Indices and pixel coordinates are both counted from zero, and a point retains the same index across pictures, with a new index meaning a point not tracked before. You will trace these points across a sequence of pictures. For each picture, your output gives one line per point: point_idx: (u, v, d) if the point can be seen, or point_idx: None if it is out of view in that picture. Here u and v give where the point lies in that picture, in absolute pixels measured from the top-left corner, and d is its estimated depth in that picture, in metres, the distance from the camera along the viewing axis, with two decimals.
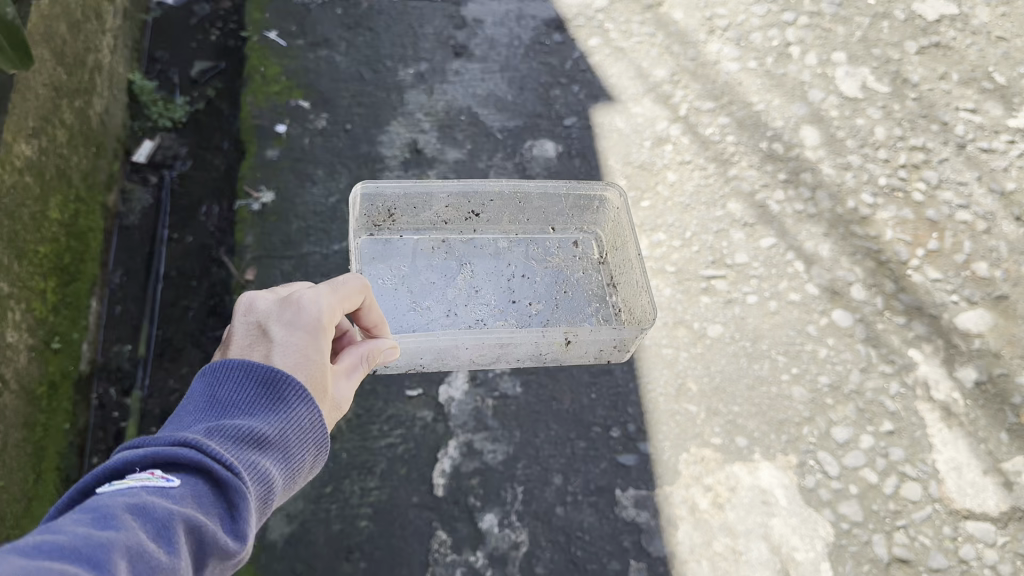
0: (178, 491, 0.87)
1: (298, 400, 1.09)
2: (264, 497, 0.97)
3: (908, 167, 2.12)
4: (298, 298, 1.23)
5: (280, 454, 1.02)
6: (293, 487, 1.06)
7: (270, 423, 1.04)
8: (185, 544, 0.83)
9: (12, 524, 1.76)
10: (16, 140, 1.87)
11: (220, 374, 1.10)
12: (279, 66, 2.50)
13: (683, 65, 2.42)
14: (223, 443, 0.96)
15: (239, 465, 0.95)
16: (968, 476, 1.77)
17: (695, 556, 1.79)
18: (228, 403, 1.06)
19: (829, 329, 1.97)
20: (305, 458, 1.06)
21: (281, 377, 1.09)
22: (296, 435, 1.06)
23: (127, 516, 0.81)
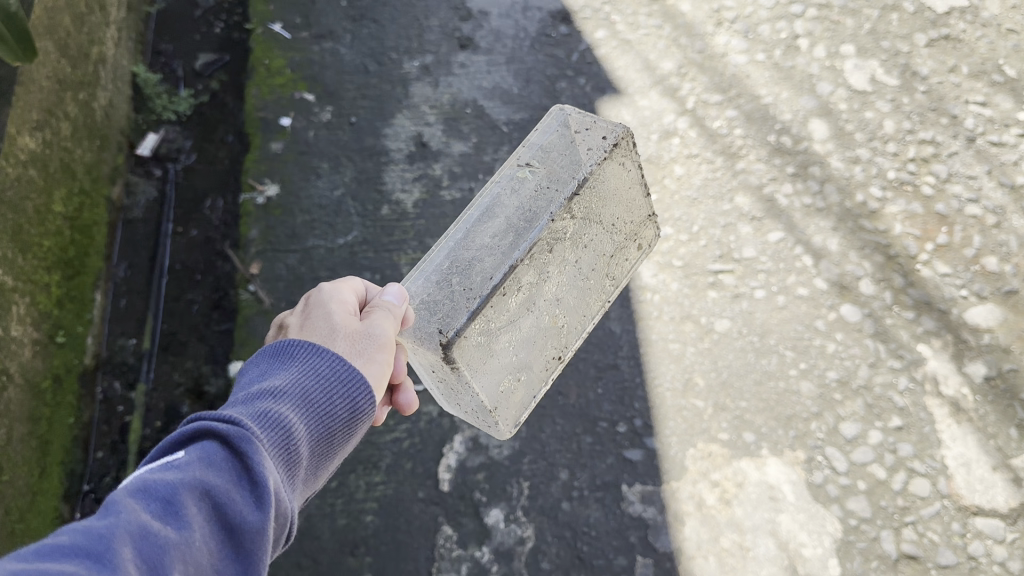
0: (184, 460, 0.91)
1: (310, 353, 1.16)
2: (288, 437, 1.02)
3: (917, 160, 2.06)
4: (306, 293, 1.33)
5: (300, 398, 1.07)
6: (332, 428, 1.10)
7: (286, 378, 1.10)
8: (200, 510, 0.87)
9: (16, 518, 1.76)
10: (20, 133, 1.86)
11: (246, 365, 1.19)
12: (285, 58, 2.49)
13: (691, 58, 2.38)
14: (239, 405, 1.03)
15: (249, 415, 0.99)
16: (977, 472, 1.74)
17: (702, 552, 1.79)
18: (250, 376, 1.13)
19: (837, 323, 1.96)
20: (332, 396, 1.11)
21: (290, 343, 1.18)
22: (315, 380, 1.11)
23: (132, 497, 0.84)
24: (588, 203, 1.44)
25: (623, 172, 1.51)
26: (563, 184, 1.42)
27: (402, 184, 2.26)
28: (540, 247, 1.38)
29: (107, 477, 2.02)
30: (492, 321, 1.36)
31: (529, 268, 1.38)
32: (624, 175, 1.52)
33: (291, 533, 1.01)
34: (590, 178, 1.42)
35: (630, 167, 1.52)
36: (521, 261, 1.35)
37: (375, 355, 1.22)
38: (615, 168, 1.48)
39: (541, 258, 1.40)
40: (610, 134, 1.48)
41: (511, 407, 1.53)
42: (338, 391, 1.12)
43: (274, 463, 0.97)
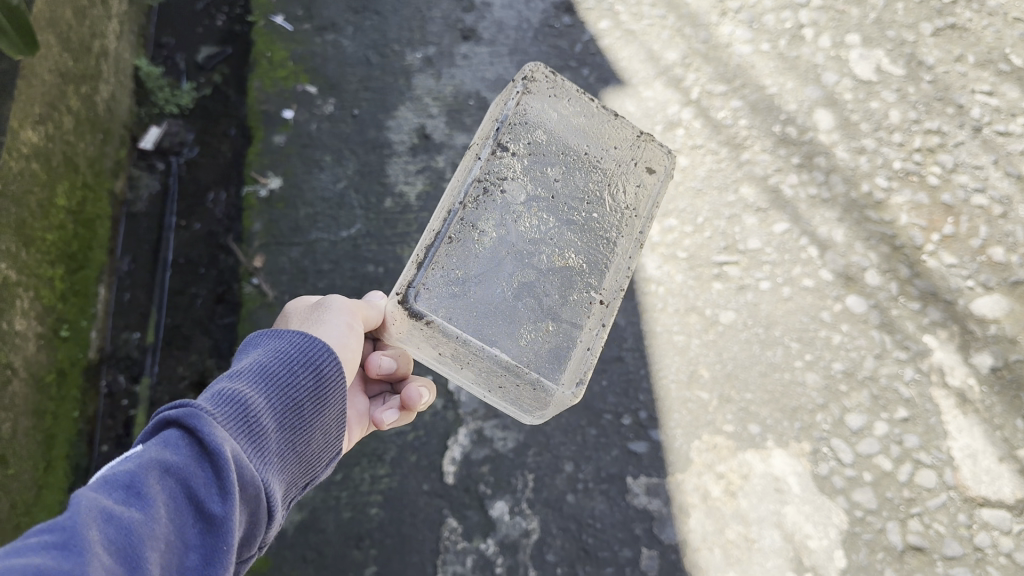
0: (142, 449, 0.97)
1: (266, 338, 1.26)
2: (248, 409, 1.10)
3: (923, 150, 2.04)
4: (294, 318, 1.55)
5: (259, 377, 1.16)
6: (296, 401, 1.18)
7: (245, 361, 1.19)
8: (161, 489, 0.93)
9: (22, 512, 1.77)
10: (22, 127, 1.86)
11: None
12: (287, 50, 2.48)
13: (695, 48, 2.37)
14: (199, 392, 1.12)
15: (206, 398, 1.08)
16: (984, 463, 1.73)
17: (707, 544, 1.81)
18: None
19: (843, 315, 1.95)
20: (293, 371, 1.19)
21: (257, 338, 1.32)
22: (273, 358, 1.19)
23: (93, 488, 0.90)
24: (525, 138, 1.54)
25: (560, 104, 1.58)
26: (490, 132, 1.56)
27: (405, 176, 2.25)
28: (480, 189, 1.51)
29: None
30: (460, 267, 1.47)
31: (475, 211, 1.50)
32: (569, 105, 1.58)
33: (269, 499, 1.08)
34: (511, 117, 1.54)
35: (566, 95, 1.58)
36: (460, 204, 1.49)
37: (335, 315, 1.36)
38: (545, 102, 1.57)
39: (490, 199, 1.51)
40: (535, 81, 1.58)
41: (546, 354, 1.49)
42: (298, 365, 1.20)
43: (235, 435, 1.06)
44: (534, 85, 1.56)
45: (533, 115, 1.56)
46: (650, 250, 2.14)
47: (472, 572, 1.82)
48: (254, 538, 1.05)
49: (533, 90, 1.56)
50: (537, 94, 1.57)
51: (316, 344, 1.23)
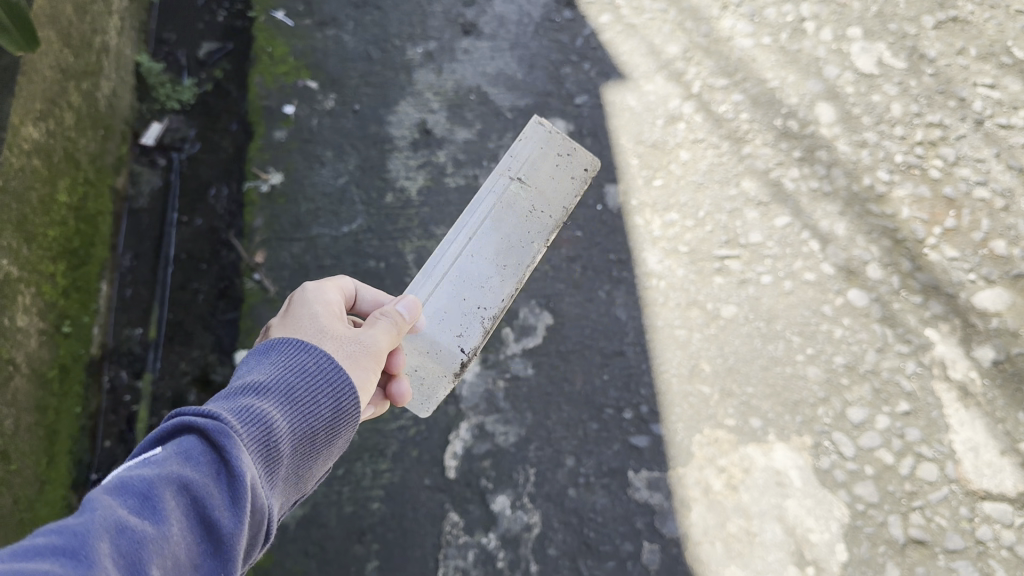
0: (162, 458, 0.95)
1: (293, 351, 1.21)
2: (270, 432, 1.06)
3: (925, 143, 2.04)
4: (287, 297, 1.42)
5: (283, 397, 1.12)
6: (314, 426, 1.14)
7: (269, 374, 1.15)
8: (176, 503, 0.91)
9: (24, 507, 1.77)
10: (23, 123, 1.86)
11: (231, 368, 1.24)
12: (288, 45, 2.49)
13: (696, 42, 2.36)
14: (220, 400, 1.08)
15: (230, 410, 1.04)
16: (985, 457, 1.73)
17: (708, 538, 1.81)
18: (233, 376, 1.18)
19: (845, 308, 1.95)
20: (316, 396, 1.16)
21: (277, 340, 1.24)
22: (298, 378, 1.16)
23: (108, 494, 0.89)
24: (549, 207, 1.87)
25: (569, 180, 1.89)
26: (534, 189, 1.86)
27: (407, 171, 2.25)
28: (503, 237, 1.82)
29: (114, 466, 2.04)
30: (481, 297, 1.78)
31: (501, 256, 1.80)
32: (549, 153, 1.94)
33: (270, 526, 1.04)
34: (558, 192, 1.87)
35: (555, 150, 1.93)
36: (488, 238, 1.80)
37: (361, 356, 1.30)
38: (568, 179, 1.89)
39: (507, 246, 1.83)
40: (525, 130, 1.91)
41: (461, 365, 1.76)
42: (320, 391, 1.17)
43: (254, 456, 1.02)
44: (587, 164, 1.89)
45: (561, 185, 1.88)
46: (650, 244, 2.15)
47: (474, 566, 1.82)
48: (250, 561, 1.02)
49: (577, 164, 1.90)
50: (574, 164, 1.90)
51: (343, 376, 1.20)
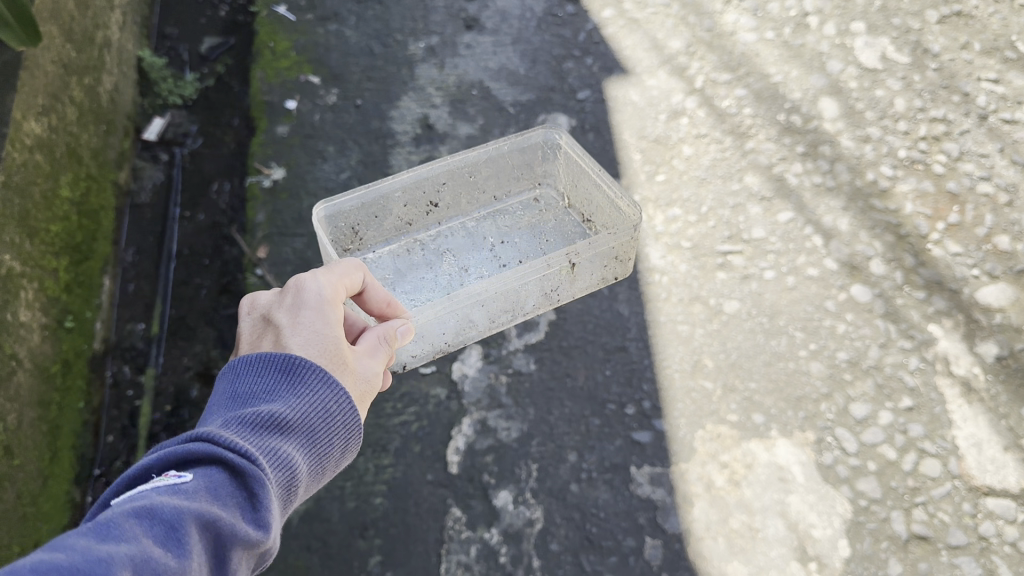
0: (192, 488, 0.93)
1: (318, 382, 1.18)
2: (291, 475, 1.06)
3: (928, 138, 2.04)
4: (296, 283, 1.31)
5: (304, 436, 1.12)
6: (323, 466, 1.15)
7: (292, 406, 1.14)
8: (198, 538, 0.89)
9: (28, 502, 1.75)
10: (26, 118, 1.86)
11: (240, 371, 1.19)
12: (290, 41, 2.52)
13: (699, 36, 2.39)
14: (245, 432, 1.06)
15: (258, 452, 1.03)
16: (988, 452, 1.73)
17: (711, 533, 1.76)
18: (248, 393, 1.16)
19: (848, 304, 1.95)
20: (330, 437, 1.16)
21: (299, 362, 1.19)
22: (320, 416, 1.16)
23: (133, 519, 0.86)
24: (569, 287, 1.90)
25: (604, 270, 1.90)
26: (579, 275, 1.87)
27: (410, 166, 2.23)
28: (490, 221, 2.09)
29: (117, 461, 2.00)
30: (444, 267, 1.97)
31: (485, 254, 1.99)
32: (577, 174, 2.00)
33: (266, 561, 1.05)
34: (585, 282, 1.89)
35: (616, 212, 1.88)
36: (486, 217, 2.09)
37: (365, 393, 1.28)
38: (601, 272, 1.90)
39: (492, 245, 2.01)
40: (536, 130, 2.04)
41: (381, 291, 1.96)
42: (336, 433, 1.17)
43: (275, 500, 1.02)
44: (619, 271, 1.94)
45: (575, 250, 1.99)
46: (653, 240, 2.15)
47: (476, 562, 1.77)
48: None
49: (617, 268, 1.93)
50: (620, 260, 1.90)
51: (356, 420, 1.20)
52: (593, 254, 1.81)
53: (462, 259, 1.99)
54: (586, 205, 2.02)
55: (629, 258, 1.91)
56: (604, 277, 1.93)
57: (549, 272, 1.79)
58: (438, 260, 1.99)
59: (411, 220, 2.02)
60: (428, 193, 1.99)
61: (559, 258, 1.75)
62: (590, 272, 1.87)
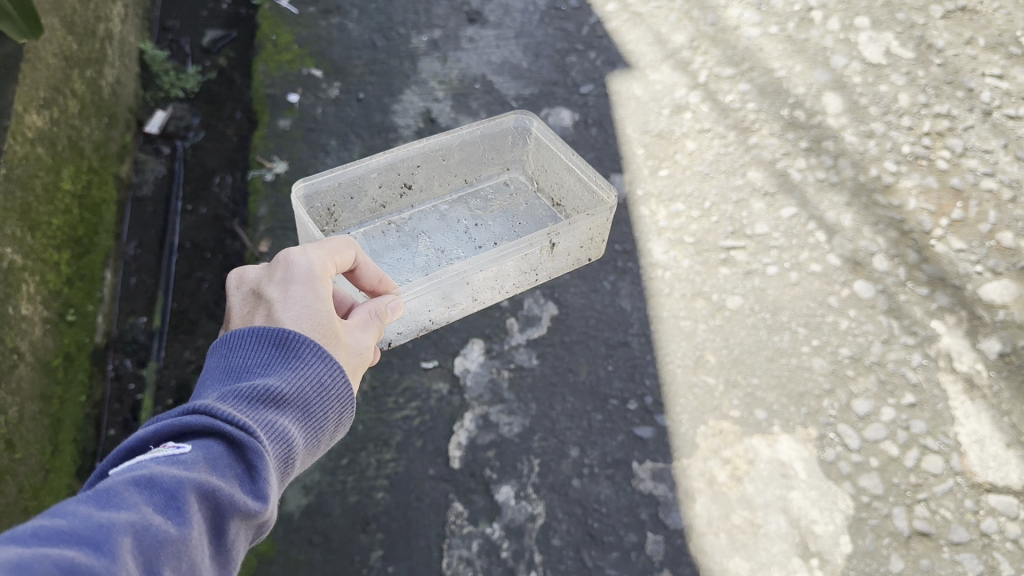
0: (190, 458, 0.92)
1: (312, 355, 1.17)
2: (287, 446, 1.05)
3: (933, 134, 2.05)
4: (284, 257, 1.31)
5: (299, 408, 1.11)
6: (318, 438, 1.14)
7: (286, 379, 1.12)
8: (197, 509, 0.88)
9: (29, 496, 1.74)
10: (27, 111, 1.85)
11: (234, 345, 1.18)
12: (292, 34, 2.49)
13: (703, 31, 2.38)
14: (239, 403, 1.04)
15: (255, 424, 1.02)
16: (991, 449, 1.73)
17: (712, 529, 1.76)
18: (242, 366, 1.14)
19: (851, 300, 1.95)
20: (325, 410, 1.15)
21: (293, 337, 1.17)
22: (314, 389, 1.14)
23: (133, 489, 0.85)
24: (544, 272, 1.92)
25: (575, 254, 1.92)
26: (554, 260, 1.89)
27: None
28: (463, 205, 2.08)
29: None
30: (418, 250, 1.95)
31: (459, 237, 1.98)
32: (548, 157, 2.01)
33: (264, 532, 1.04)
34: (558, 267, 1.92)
35: (590, 195, 1.89)
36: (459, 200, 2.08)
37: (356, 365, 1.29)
38: (572, 257, 1.93)
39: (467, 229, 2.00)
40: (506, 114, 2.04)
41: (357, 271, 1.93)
42: (330, 405, 1.16)
43: (273, 470, 1.01)
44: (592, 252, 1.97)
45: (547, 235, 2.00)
46: (656, 235, 2.14)
47: (477, 557, 1.76)
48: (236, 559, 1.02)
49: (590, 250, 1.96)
50: (593, 243, 1.93)
51: (349, 392, 1.19)
52: (572, 236, 1.84)
53: (437, 242, 1.97)
54: (557, 188, 2.03)
55: (600, 243, 1.94)
56: (577, 258, 1.96)
57: (530, 252, 1.80)
58: (414, 242, 1.97)
59: (385, 203, 2.01)
60: (402, 175, 1.98)
61: (542, 238, 1.77)
62: (563, 256, 1.90)
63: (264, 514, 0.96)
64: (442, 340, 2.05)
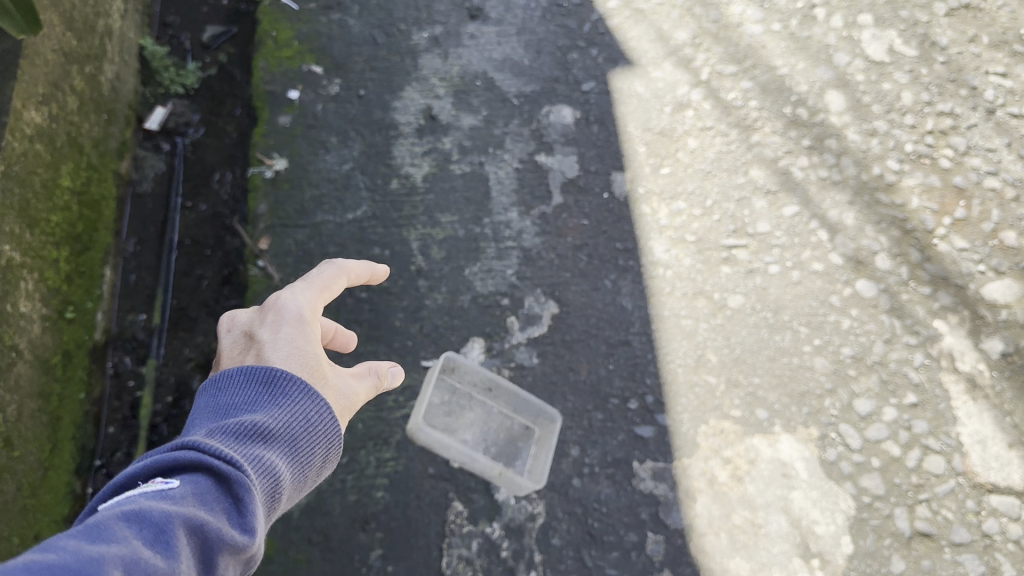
0: (179, 492, 0.92)
1: (299, 393, 1.17)
2: (275, 481, 1.04)
3: (935, 133, 2.05)
4: (276, 302, 1.35)
5: (287, 443, 1.10)
6: (306, 474, 1.13)
7: (273, 415, 1.11)
8: (188, 543, 0.87)
9: (28, 494, 1.75)
10: (25, 107, 1.84)
11: (222, 384, 1.18)
12: (292, 29, 2.42)
13: (705, 27, 2.35)
14: (225, 439, 1.03)
15: (244, 457, 1.01)
16: (993, 449, 1.75)
17: (713, 529, 1.78)
18: (229, 403, 1.13)
19: (853, 299, 1.95)
20: (312, 446, 1.14)
21: (280, 374, 1.18)
22: (301, 424, 1.14)
23: (123, 525, 0.85)
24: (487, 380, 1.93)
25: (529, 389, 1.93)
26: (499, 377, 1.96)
27: (412, 158, 2.22)
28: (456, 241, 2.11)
29: (119, 453, 2.02)
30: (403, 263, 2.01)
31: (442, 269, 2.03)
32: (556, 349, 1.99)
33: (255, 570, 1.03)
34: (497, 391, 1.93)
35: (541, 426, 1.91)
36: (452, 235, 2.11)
37: (348, 407, 1.28)
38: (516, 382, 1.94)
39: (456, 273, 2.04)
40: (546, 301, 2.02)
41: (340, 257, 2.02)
42: (317, 442, 1.15)
43: (263, 506, 1.00)
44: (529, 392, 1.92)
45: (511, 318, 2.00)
46: (657, 233, 2.11)
47: (477, 556, 1.76)
48: None
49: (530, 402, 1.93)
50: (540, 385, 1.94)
51: (334, 429, 1.19)
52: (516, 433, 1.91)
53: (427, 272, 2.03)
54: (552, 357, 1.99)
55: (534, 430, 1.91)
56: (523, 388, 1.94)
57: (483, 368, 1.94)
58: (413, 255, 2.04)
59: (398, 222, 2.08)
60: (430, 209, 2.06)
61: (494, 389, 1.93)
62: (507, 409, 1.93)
63: (254, 549, 0.95)
64: (441, 337, 1.98)
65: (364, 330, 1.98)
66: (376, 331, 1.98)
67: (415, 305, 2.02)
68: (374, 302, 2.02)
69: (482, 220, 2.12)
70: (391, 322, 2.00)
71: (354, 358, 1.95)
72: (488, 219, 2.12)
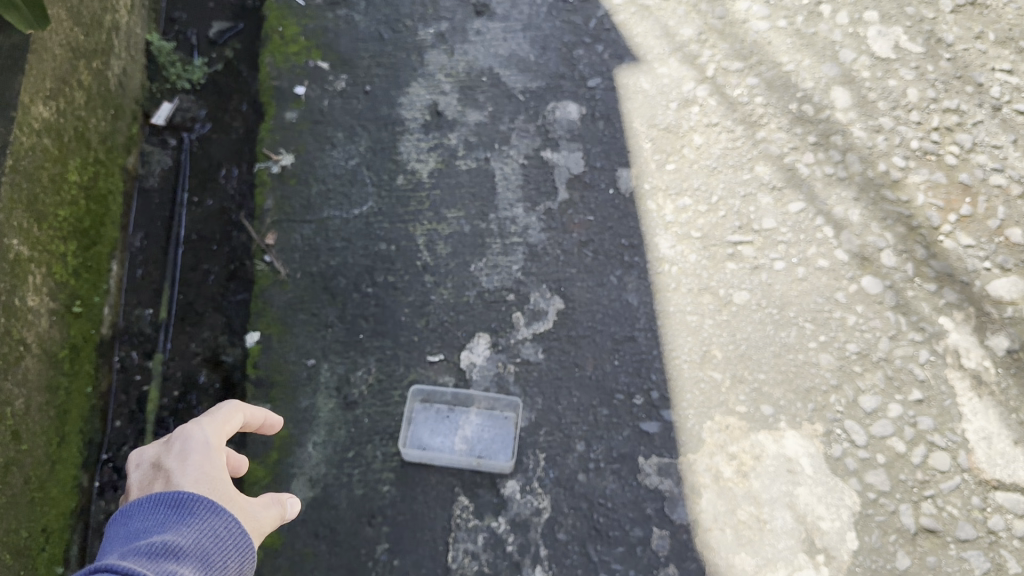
0: None
1: (208, 512, 1.06)
2: None
3: (941, 129, 2.09)
4: (180, 432, 1.20)
5: (205, 559, 1.00)
6: None
7: (183, 535, 1.01)
8: None
9: (35, 487, 1.75)
10: (33, 102, 1.84)
11: (124, 518, 1.05)
12: (299, 25, 2.43)
13: (711, 24, 2.36)
14: (137, 561, 0.93)
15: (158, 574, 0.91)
16: (998, 446, 1.77)
17: (718, 524, 1.77)
18: (136, 530, 1.02)
19: (858, 296, 1.96)
20: (230, 563, 1.03)
21: (188, 498, 1.07)
22: (216, 541, 1.03)
23: None
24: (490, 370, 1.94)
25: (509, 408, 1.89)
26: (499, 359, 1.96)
27: (418, 153, 2.22)
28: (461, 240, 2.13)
29: (126, 446, 2.03)
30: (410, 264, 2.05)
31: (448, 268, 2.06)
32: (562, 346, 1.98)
33: None
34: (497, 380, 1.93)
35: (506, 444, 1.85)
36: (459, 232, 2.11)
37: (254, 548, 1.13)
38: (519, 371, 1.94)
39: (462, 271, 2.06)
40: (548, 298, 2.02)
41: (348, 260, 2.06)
42: (235, 558, 1.04)
43: None
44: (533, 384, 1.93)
45: (515, 314, 2.00)
46: (662, 229, 2.11)
47: (483, 550, 1.75)
48: None
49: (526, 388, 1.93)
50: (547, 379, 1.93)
51: (250, 546, 1.07)
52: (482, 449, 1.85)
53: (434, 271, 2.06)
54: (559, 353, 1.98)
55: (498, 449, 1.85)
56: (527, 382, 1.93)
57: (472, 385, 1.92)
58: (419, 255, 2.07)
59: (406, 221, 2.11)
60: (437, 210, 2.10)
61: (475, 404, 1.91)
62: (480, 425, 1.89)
63: None
64: (446, 332, 1.98)
65: (371, 325, 1.99)
66: (382, 326, 1.99)
67: (420, 300, 2.02)
68: (380, 297, 2.02)
69: (487, 215, 2.12)
70: (397, 317, 2.00)
71: (361, 353, 1.96)
72: (493, 215, 2.13)
